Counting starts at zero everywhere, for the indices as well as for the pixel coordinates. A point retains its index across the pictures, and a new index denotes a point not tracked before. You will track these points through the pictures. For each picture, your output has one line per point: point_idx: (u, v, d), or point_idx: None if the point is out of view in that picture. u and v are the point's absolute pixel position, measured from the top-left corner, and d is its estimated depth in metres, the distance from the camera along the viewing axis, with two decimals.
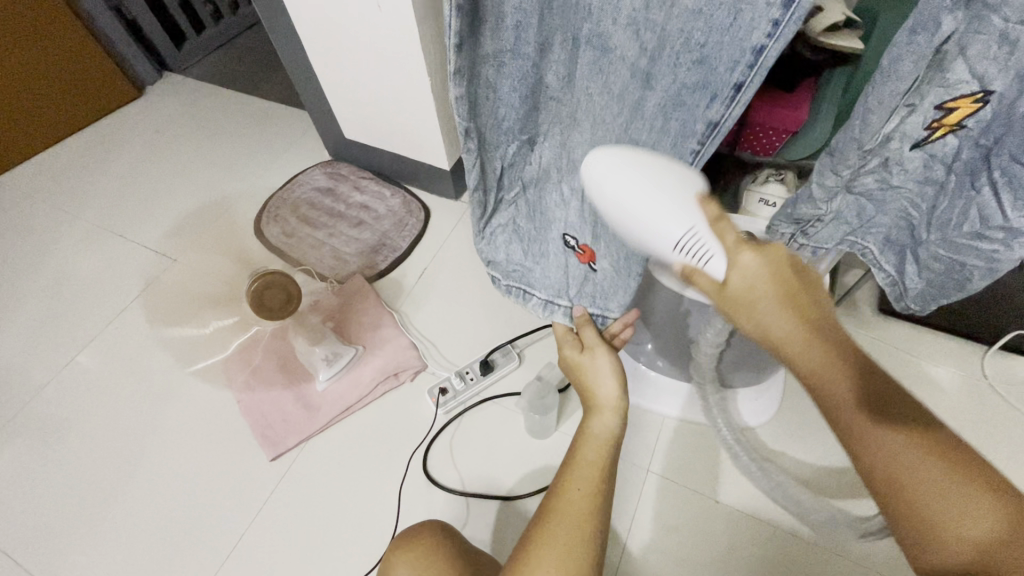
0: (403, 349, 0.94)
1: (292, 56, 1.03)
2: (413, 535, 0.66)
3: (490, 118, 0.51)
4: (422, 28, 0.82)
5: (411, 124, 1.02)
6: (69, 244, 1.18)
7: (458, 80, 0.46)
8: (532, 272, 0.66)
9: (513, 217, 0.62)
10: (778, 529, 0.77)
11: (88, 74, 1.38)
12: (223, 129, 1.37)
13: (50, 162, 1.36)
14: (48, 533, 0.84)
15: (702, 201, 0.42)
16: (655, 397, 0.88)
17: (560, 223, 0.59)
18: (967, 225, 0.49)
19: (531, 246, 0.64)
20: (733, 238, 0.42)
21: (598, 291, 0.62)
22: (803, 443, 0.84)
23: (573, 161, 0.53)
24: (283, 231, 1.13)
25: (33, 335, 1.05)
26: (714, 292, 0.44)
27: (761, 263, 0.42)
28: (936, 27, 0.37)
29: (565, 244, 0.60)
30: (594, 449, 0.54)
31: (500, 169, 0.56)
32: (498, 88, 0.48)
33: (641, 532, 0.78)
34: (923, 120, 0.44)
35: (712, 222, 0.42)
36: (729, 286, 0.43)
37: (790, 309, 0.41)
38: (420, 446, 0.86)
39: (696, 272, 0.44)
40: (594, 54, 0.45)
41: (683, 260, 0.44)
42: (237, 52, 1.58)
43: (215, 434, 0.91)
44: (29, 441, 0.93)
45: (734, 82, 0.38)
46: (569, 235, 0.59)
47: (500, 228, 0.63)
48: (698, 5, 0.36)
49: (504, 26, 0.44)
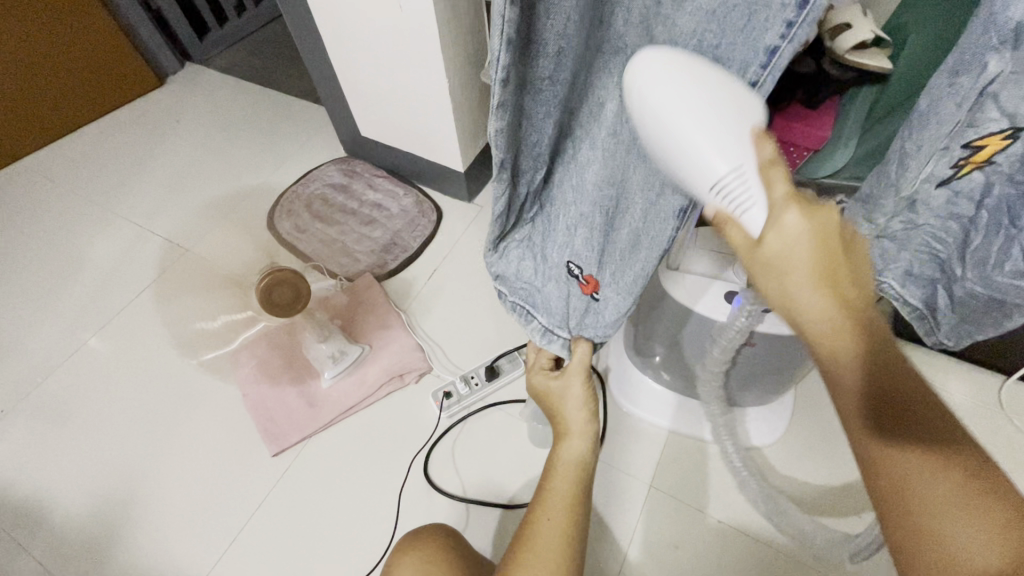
0: (409, 351, 0.94)
1: (313, 52, 1.04)
2: (414, 538, 0.66)
3: (523, 143, 0.43)
4: (443, 31, 0.82)
5: (427, 125, 1.01)
6: (84, 229, 1.20)
7: (500, 113, 0.38)
8: (539, 294, 0.58)
9: (527, 239, 0.54)
10: (779, 550, 0.76)
11: (110, 61, 1.40)
12: (242, 122, 1.37)
13: (71, 148, 1.38)
14: (50, 516, 0.85)
15: (756, 137, 0.33)
16: (659, 410, 0.86)
17: (567, 252, 0.53)
18: (1009, 263, 0.47)
19: (542, 266, 0.56)
20: (784, 189, 0.32)
21: (599, 323, 0.57)
22: (810, 465, 0.82)
23: (584, 184, 0.47)
24: (296, 226, 1.13)
25: (45, 318, 1.06)
26: (742, 246, 0.35)
27: (812, 227, 0.32)
28: (980, 70, 0.34)
29: (569, 272, 0.54)
30: (563, 480, 0.57)
31: (523, 192, 0.49)
32: (531, 112, 0.41)
33: (639, 546, 0.77)
34: (950, 161, 0.42)
35: (762, 165, 0.33)
36: (763, 245, 0.33)
37: (831, 288, 0.32)
38: (422, 450, 0.85)
39: (727, 221, 0.34)
40: (609, 73, 0.40)
41: (716, 203, 0.34)
42: (258, 44, 1.59)
43: (220, 424, 0.91)
44: (36, 423, 0.94)
45: (746, 82, 0.34)
46: (575, 265, 0.53)
47: (514, 241, 0.55)
48: (714, 6, 0.33)
49: (541, 53, 0.37)
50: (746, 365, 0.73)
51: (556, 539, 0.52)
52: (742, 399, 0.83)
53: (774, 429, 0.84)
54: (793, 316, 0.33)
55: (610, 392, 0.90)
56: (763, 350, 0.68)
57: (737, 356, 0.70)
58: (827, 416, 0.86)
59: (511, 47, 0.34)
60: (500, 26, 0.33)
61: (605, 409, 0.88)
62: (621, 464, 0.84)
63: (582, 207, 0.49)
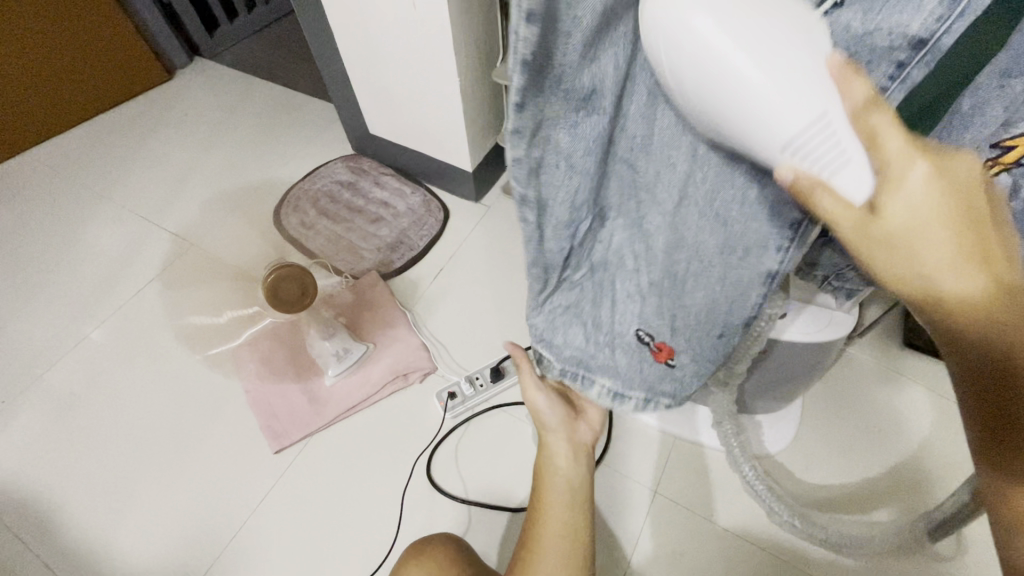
0: (414, 350, 0.93)
1: (322, 48, 1.03)
2: (420, 549, 0.65)
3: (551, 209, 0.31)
4: (456, 30, 0.82)
5: (437, 124, 1.01)
6: (89, 220, 1.19)
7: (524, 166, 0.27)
8: (594, 359, 0.47)
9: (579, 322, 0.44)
10: (786, 559, 0.75)
11: (121, 55, 1.40)
12: (251, 117, 1.37)
13: (79, 139, 1.38)
14: (49, 506, 0.84)
15: (842, 77, 0.24)
16: (666, 416, 0.85)
17: (632, 319, 0.45)
18: None
19: (597, 334, 0.45)
20: (897, 141, 0.25)
21: (675, 381, 0.52)
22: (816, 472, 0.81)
23: (643, 247, 0.39)
24: (302, 222, 1.13)
25: (49, 308, 1.06)
26: (845, 219, 0.26)
27: (940, 185, 0.25)
28: None
29: (638, 341, 0.46)
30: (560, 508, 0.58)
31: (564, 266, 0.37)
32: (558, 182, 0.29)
33: (645, 553, 0.76)
34: (975, 162, 0.37)
35: (854, 114, 0.25)
36: (885, 214, 0.26)
37: (970, 260, 0.26)
38: (425, 451, 0.84)
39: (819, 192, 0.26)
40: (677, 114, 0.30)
41: (798, 169, 0.25)
42: (268, 40, 1.58)
43: (221, 419, 0.90)
44: (37, 414, 0.93)
45: None
46: (646, 332, 0.45)
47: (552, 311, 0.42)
48: None
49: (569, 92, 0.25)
50: (756, 373, 0.72)
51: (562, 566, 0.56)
52: (754, 407, 0.81)
53: (781, 438, 0.83)
54: (919, 293, 0.28)
55: None
56: (775, 355, 0.67)
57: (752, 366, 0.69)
58: (835, 424, 0.84)
59: (535, 72, 0.22)
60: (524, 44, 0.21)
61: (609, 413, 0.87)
62: (626, 469, 0.83)
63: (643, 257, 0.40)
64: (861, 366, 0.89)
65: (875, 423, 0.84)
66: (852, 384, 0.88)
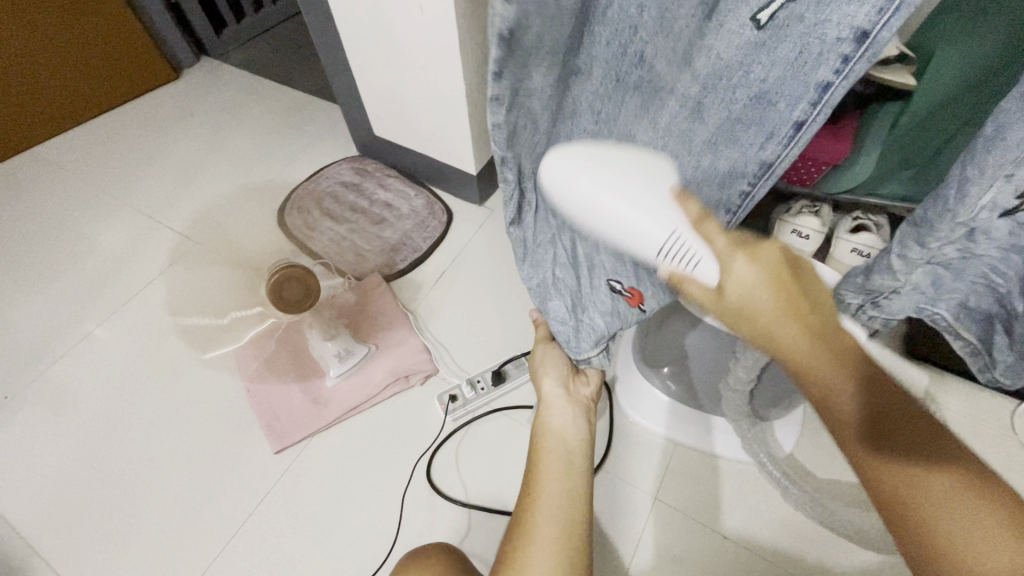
0: (415, 352, 0.93)
1: (329, 49, 1.04)
2: (419, 556, 0.66)
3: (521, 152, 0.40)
4: (463, 35, 0.82)
5: (442, 126, 1.01)
6: (94, 218, 1.20)
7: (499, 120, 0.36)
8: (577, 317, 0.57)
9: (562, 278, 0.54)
10: (785, 569, 0.75)
11: (129, 53, 1.41)
12: (256, 118, 1.38)
13: (86, 136, 1.39)
14: (48, 505, 0.84)
15: (677, 200, 0.37)
16: (669, 422, 0.85)
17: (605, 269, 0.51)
18: None
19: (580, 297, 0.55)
20: (723, 241, 0.37)
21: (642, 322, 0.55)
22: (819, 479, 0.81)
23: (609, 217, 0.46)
24: (306, 223, 1.13)
25: (51, 305, 1.06)
26: (708, 299, 0.40)
27: (758, 271, 0.37)
28: None
29: (610, 289, 0.52)
30: (558, 471, 0.59)
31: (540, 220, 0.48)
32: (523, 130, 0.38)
33: (644, 560, 0.76)
34: (1016, 189, 0.39)
35: (695, 222, 0.37)
36: (724, 293, 0.38)
37: (794, 320, 0.37)
38: (426, 454, 0.84)
39: (685, 281, 0.39)
40: (642, 97, 0.40)
41: (669, 266, 0.39)
42: (274, 41, 1.59)
43: (222, 419, 0.91)
44: (38, 411, 0.93)
45: (794, 120, 0.37)
46: (614, 281, 0.51)
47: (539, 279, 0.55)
48: (763, 36, 0.35)
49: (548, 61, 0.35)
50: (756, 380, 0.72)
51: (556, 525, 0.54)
52: (769, 415, 0.81)
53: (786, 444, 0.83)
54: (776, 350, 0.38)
55: (616, 401, 0.89)
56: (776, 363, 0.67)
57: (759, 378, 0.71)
58: None
59: (506, 51, 0.31)
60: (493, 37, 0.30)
61: (610, 418, 0.87)
62: (626, 474, 0.83)
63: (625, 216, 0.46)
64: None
65: None
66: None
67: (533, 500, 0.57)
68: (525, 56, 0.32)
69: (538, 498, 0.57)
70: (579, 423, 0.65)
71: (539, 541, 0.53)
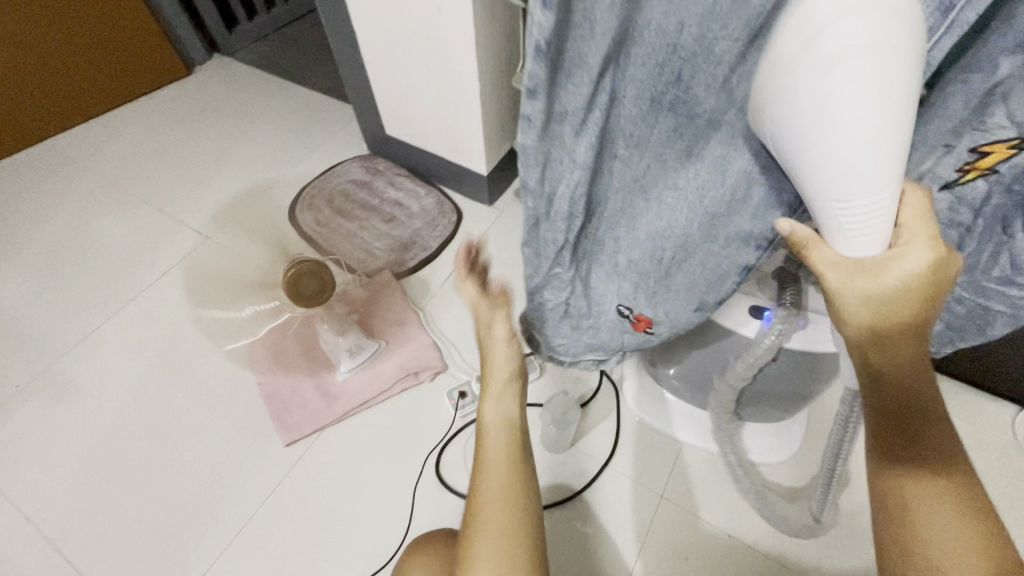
0: (424, 349, 0.94)
1: (345, 51, 1.06)
2: (424, 543, 0.66)
3: (546, 185, 0.37)
4: (478, 36, 0.83)
5: (453, 126, 1.03)
6: (106, 212, 1.21)
7: (531, 146, 0.34)
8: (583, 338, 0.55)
9: (565, 299, 0.49)
10: (786, 567, 0.75)
11: (141, 48, 1.42)
12: (269, 116, 1.39)
13: (100, 130, 1.40)
14: (61, 494, 0.85)
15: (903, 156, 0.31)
16: (659, 415, 0.87)
17: (612, 297, 0.50)
18: (998, 270, 0.45)
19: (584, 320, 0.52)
20: (914, 237, 0.35)
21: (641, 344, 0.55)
22: (793, 488, 0.82)
23: (634, 237, 0.43)
24: (316, 220, 1.14)
25: (64, 297, 1.07)
26: (840, 269, 0.35)
27: (928, 278, 0.35)
28: (993, 71, 0.32)
29: (619, 314, 0.51)
30: (497, 477, 0.53)
31: (558, 245, 0.42)
32: (557, 157, 0.36)
33: (648, 557, 0.77)
34: (953, 164, 0.38)
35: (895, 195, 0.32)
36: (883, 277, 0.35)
37: (916, 335, 0.37)
38: (435, 449, 0.85)
39: (822, 247, 0.36)
40: (673, 122, 0.36)
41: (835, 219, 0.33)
42: (286, 39, 1.60)
43: (233, 411, 0.91)
44: (51, 402, 0.94)
45: None
46: (624, 306, 0.50)
47: (545, 314, 0.51)
48: None
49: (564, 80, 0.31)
50: (762, 381, 0.73)
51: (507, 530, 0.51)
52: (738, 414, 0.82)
53: (786, 447, 0.84)
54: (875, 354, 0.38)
55: (623, 399, 0.90)
56: (779, 364, 0.67)
57: (756, 374, 0.68)
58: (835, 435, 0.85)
59: (550, 61, 0.29)
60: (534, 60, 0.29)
61: (617, 417, 0.88)
62: (632, 473, 0.83)
63: (648, 237, 0.43)
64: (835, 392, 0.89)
65: None
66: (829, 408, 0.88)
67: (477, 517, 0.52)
68: (560, 75, 0.31)
69: (477, 514, 0.52)
70: (515, 405, 0.57)
71: (483, 550, 0.50)
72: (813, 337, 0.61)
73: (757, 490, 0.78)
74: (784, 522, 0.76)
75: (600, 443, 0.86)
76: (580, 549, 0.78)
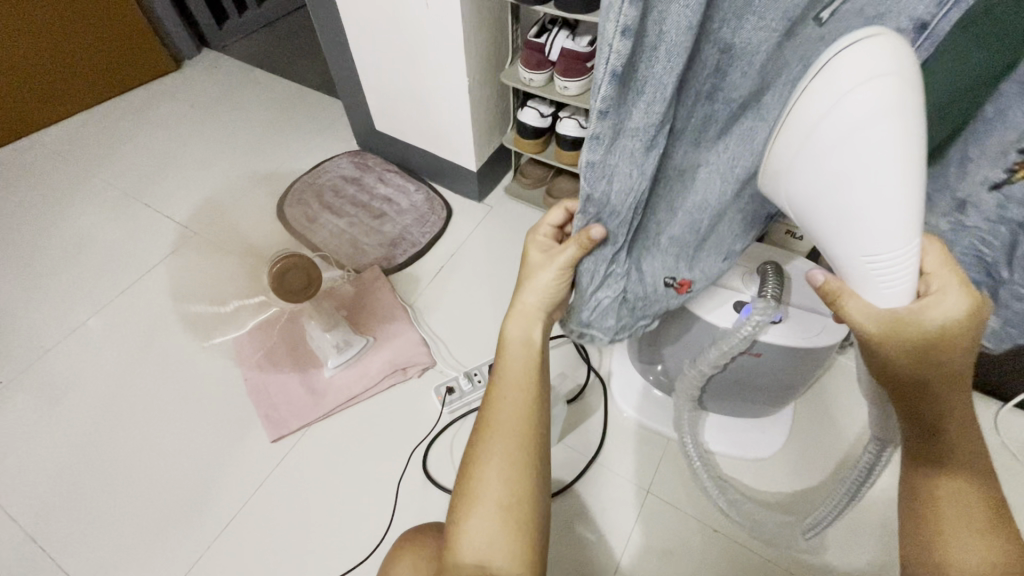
0: (412, 345, 0.94)
1: (334, 46, 1.05)
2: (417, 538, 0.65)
3: (610, 178, 0.42)
4: (466, 31, 0.83)
5: (442, 122, 1.02)
6: (91, 207, 1.19)
7: (602, 145, 0.40)
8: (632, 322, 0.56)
9: (623, 287, 0.52)
10: (769, 561, 0.75)
11: (128, 42, 1.40)
12: (258, 111, 1.38)
13: (87, 124, 1.39)
14: (42, 491, 0.84)
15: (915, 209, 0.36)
16: (651, 413, 0.87)
17: (658, 269, 0.52)
18: None
19: (638, 303, 0.54)
20: (945, 288, 0.39)
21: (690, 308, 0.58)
22: (784, 496, 0.81)
23: (676, 215, 0.48)
24: (305, 215, 1.14)
25: (48, 292, 1.06)
26: (880, 317, 0.39)
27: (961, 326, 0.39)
28: None
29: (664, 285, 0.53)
30: (512, 404, 0.49)
31: (621, 232, 0.47)
32: (619, 150, 0.40)
33: (632, 552, 0.77)
34: (1005, 162, 0.42)
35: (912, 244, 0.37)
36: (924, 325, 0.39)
37: (958, 382, 0.40)
38: (421, 444, 0.85)
39: (854, 298, 0.40)
40: (710, 107, 0.40)
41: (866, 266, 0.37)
42: (276, 34, 1.59)
43: (218, 407, 0.91)
44: (32, 398, 0.93)
45: None
46: (670, 276, 0.52)
47: (603, 302, 0.53)
48: (825, 31, 0.36)
49: (635, 89, 0.36)
50: (743, 376, 0.72)
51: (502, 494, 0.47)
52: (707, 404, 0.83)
53: (771, 443, 0.84)
54: (924, 399, 0.41)
55: (608, 394, 0.90)
56: (759, 359, 0.67)
57: (732, 365, 0.69)
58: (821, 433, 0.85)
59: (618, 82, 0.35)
60: (608, 56, 0.34)
61: (605, 413, 0.89)
62: (619, 469, 0.84)
63: (689, 215, 0.47)
64: (832, 394, 0.89)
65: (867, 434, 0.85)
66: (823, 410, 0.87)
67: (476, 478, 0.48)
68: (627, 89, 0.36)
69: (486, 437, 0.49)
70: (541, 330, 0.52)
71: (489, 475, 0.47)
72: (787, 332, 0.62)
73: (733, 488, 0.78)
74: (765, 527, 0.75)
75: (587, 438, 0.87)
76: (566, 544, 0.78)
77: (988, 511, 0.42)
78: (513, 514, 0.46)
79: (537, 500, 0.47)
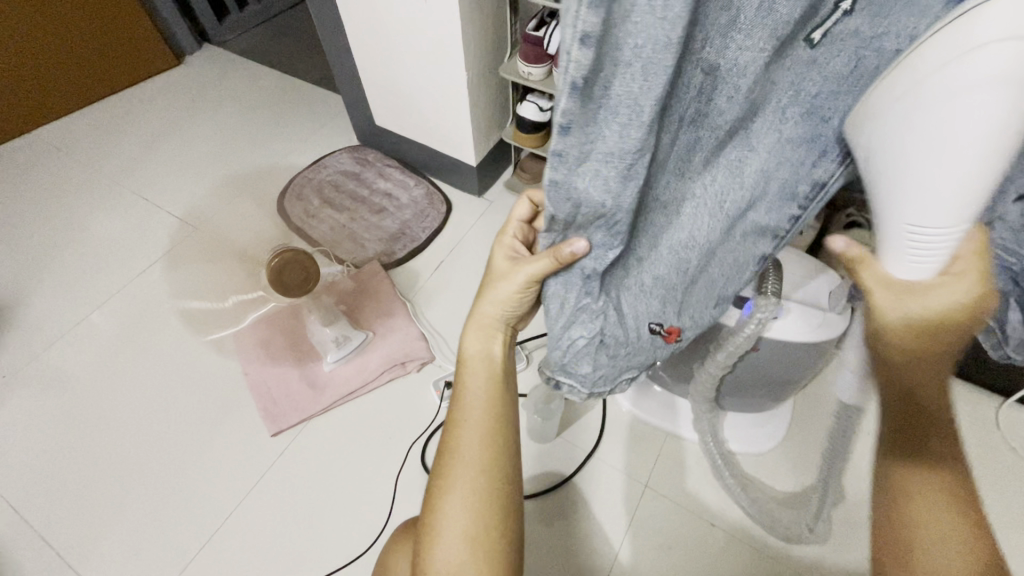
0: (411, 340, 0.94)
1: (333, 40, 1.04)
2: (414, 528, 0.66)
3: (584, 209, 0.36)
4: (465, 24, 0.83)
5: (441, 117, 1.02)
6: (93, 202, 1.20)
7: (576, 172, 0.33)
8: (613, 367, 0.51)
9: (601, 329, 0.46)
10: (767, 554, 0.76)
11: (128, 38, 1.40)
12: (257, 107, 1.38)
13: (87, 120, 1.39)
14: (44, 484, 0.85)
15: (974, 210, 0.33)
16: (652, 409, 0.87)
17: (642, 314, 0.47)
18: None
19: (620, 347, 0.49)
20: (971, 275, 0.36)
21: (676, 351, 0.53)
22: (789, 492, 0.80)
23: (661, 253, 0.42)
24: (305, 211, 1.14)
25: (50, 287, 1.07)
26: (884, 291, 0.38)
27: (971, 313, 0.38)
28: None
29: (651, 332, 0.48)
30: (474, 430, 0.50)
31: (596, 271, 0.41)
32: (589, 180, 0.33)
33: (631, 545, 0.77)
34: None
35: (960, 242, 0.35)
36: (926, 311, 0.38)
37: (944, 362, 0.40)
38: (420, 438, 0.85)
39: (868, 267, 0.39)
40: (695, 135, 0.35)
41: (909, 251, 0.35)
42: (276, 29, 1.59)
43: (218, 401, 0.91)
44: (34, 392, 0.94)
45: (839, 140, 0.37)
46: (655, 323, 0.47)
47: (581, 347, 0.47)
48: (815, 54, 0.32)
49: (606, 111, 0.30)
50: (743, 372, 0.72)
51: (464, 521, 0.47)
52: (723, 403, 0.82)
53: (771, 438, 0.84)
54: (906, 374, 0.42)
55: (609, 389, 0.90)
56: (760, 354, 0.67)
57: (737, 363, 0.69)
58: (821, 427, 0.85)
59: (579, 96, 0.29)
60: (569, 73, 0.28)
61: (604, 408, 0.89)
62: (618, 463, 0.84)
63: (674, 253, 0.42)
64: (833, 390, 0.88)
65: (865, 429, 0.84)
66: (824, 405, 0.87)
67: (440, 504, 0.48)
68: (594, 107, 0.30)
69: (450, 462, 0.49)
70: (500, 345, 0.54)
71: (451, 503, 0.48)
72: (791, 327, 0.62)
73: (739, 483, 0.78)
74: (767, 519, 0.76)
75: (586, 433, 0.87)
76: (565, 538, 0.78)
77: (955, 505, 0.42)
78: (478, 540, 0.47)
79: (504, 526, 0.48)
